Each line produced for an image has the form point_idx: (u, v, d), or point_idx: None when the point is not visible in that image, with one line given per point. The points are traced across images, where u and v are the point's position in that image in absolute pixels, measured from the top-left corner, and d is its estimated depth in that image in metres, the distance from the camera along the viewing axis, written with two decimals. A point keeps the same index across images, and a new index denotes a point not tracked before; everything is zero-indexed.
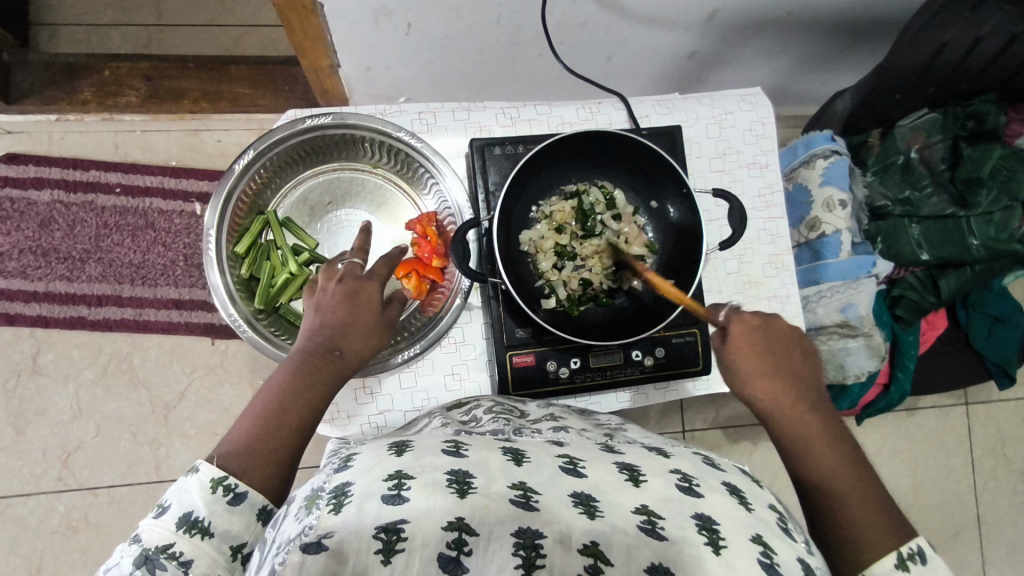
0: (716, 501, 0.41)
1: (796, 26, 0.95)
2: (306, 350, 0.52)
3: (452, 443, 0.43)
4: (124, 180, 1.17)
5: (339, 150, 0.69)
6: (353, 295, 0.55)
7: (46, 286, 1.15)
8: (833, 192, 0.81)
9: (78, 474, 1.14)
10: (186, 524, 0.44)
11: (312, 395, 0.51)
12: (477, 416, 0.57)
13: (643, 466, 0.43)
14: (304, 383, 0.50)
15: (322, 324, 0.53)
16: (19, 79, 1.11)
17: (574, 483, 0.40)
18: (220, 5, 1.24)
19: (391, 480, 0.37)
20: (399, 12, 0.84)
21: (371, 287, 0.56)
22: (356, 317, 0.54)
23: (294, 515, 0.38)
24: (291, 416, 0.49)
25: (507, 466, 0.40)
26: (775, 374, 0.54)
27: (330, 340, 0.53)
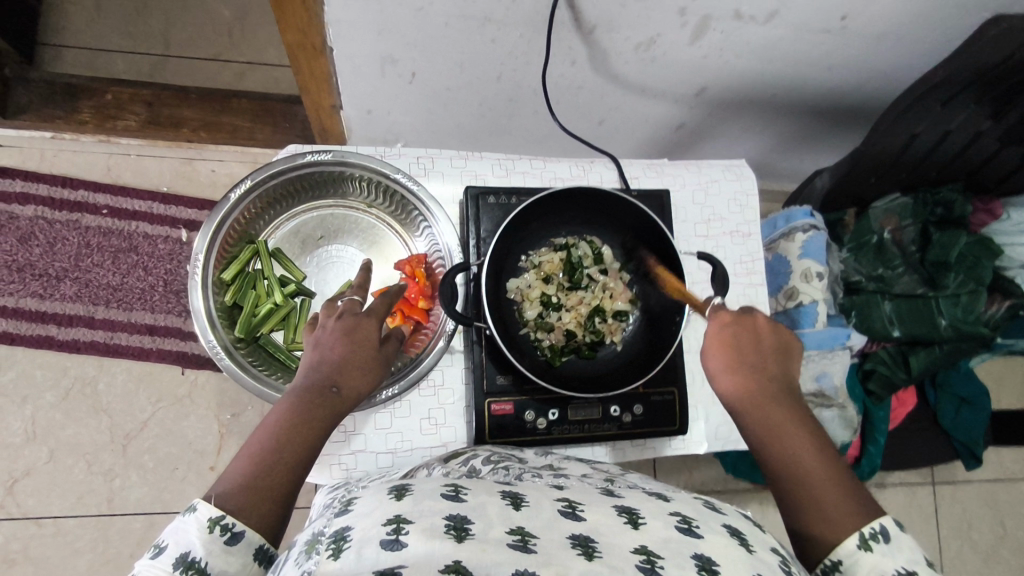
0: (716, 542, 0.40)
1: (778, 108, 1.00)
2: (305, 386, 0.51)
3: (452, 487, 0.43)
4: (111, 203, 1.17)
5: (336, 187, 0.70)
6: (353, 328, 0.55)
7: (17, 301, 1.12)
8: (811, 265, 0.84)
9: (22, 503, 1.09)
10: (183, 565, 0.44)
11: (307, 434, 0.50)
12: (476, 467, 0.56)
13: (642, 510, 0.43)
14: (302, 421, 0.49)
15: (321, 358, 0.53)
16: (19, 94, 1.12)
17: (571, 528, 0.40)
18: (228, 40, 1.26)
19: (391, 525, 0.37)
20: (405, 62, 0.88)
21: (369, 320, 0.56)
22: (356, 353, 0.54)
23: (291, 561, 0.39)
24: (285, 452, 0.48)
25: (507, 511, 0.40)
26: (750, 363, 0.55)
27: (328, 377, 0.52)
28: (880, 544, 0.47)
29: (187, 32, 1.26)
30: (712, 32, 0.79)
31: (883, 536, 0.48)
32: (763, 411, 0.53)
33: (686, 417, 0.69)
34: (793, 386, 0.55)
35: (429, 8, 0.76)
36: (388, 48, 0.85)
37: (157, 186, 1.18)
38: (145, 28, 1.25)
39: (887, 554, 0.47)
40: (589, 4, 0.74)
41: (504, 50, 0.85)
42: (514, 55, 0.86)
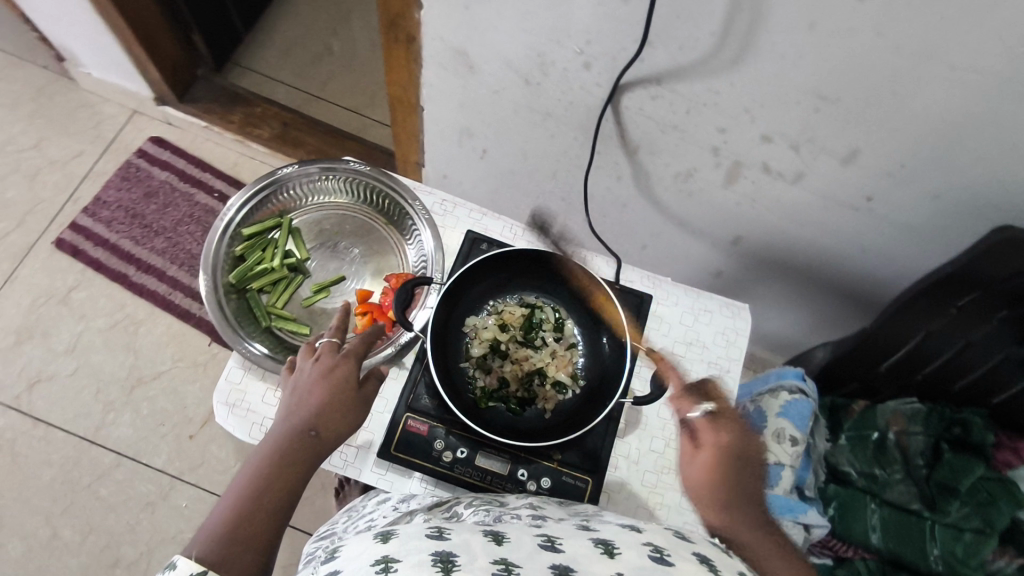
0: (686, 569, 0.41)
1: (813, 283, 1.01)
2: (285, 434, 0.56)
3: (436, 528, 0.46)
4: (222, 191, 1.39)
5: (366, 197, 0.80)
6: (330, 373, 0.61)
7: (117, 239, 1.34)
8: (786, 426, 0.81)
9: (34, 401, 1.22)
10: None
11: (288, 474, 0.55)
12: (458, 513, 0.59)
13: (618, 542, 0.44)
14: (281, 466, 0.55)
15: (302, 405, 0.58)
16: (198, 90, 1.41)
17: (551, 558, 0.41)
18: (370, 98, 1.49)
19: (379, 565, 0.40)
20: (478, 137, 1.01)
21: (346, 364, 0.62)
22: (334, 399, 0.59)
23: None
24: (266, 500, 0.53)
25: (490, 546, 0.43)
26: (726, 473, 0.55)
27: (308, 421, 0.58)
28: None
29: (342, 84, 1.50)
30: (743, 181, 0.85)
31: None
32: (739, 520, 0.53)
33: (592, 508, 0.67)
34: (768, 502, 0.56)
35: (503, 93, 0.89)
36: (467, 121, 0.99)
37: None
38: (312, 72, 1.50)
39: None
40: (634, 124, 0.84)
41: (559, 150, 0.96)
42: (568, 156, 0.96)
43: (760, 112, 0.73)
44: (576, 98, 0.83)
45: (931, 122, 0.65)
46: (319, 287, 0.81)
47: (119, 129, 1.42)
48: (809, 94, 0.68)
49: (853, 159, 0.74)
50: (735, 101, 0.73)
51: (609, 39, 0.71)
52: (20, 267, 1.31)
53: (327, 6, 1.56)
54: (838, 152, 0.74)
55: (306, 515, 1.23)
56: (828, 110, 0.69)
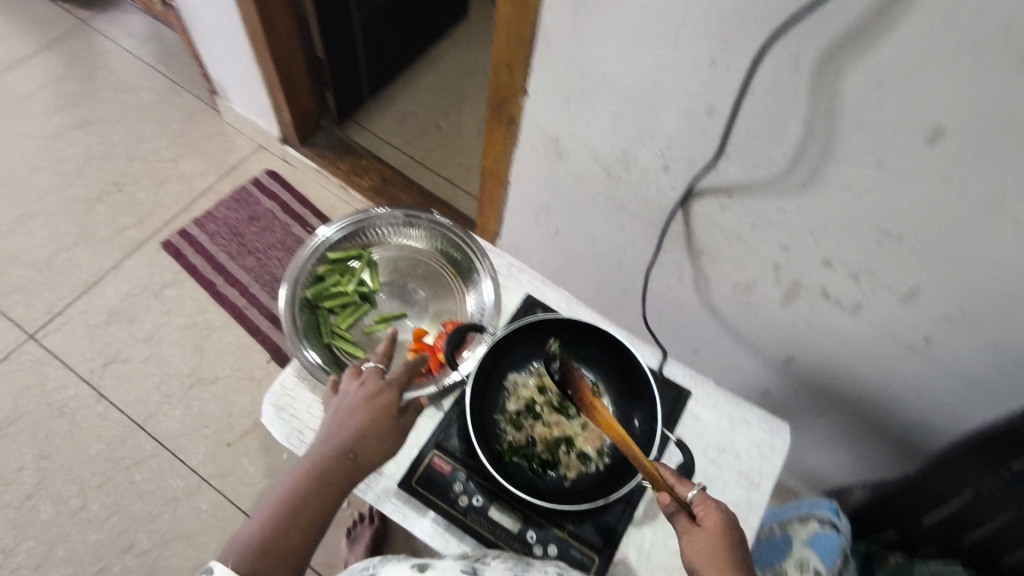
0: None
1: (864, 421, 0.98)
2: (323, 457, 0.61)
3: None
4: (316, 228, 1.53)
5: (442, 248, 0.87)
6: (372, 399, 0.66)
7: (215, 251, 1.48)
8: (811, 556, 0.76)
9: (103, 378, 1.33)
10: None
11: (324, 493, 0.59)
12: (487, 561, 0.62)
13: None
14: (316, 487, 0.59)
15: (344, 427, 0.63)
16: (319, 137, 1.58)
17: None
18: (465, 172, 1.62)
19: None
20: (554, 218, 1.09)
21: (389, 392, 0.67)
22: (372, 425, 0.64)
23: None
24: (300, 518, 0.57)
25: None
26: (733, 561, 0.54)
27: (347, 443, 0.62)
28: None
29: (443, 155, 1.64)
30: (801, 302, 0.87)
31: None
32: None
33: None
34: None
35: (584, 181, 0.96)
36: (547, 202, 1.07)
37: None
38: (420, 139, 1.66)
39: None
40: (702, 229, 0.88)
41: (627, 242, 1.01)
42: (635, 249, 1.02)
43: (823, 237, 0.76)
44: (651, 196, 0.90)
45: (993, 276, 0.66)
46: (381, 319, 0.88)
47: (243, 158, 1.61)
48: (872, 227, 0.71)
49: (913, 297, 0.75)
50: (800, 223, 0.77)
51: (688, 147, 0.78)
52: (128, 258, 1.46)
53: (446, 87, 1.75)
54: (898, 288, 0.75)
55: None
56: (890, 245, 0.71)
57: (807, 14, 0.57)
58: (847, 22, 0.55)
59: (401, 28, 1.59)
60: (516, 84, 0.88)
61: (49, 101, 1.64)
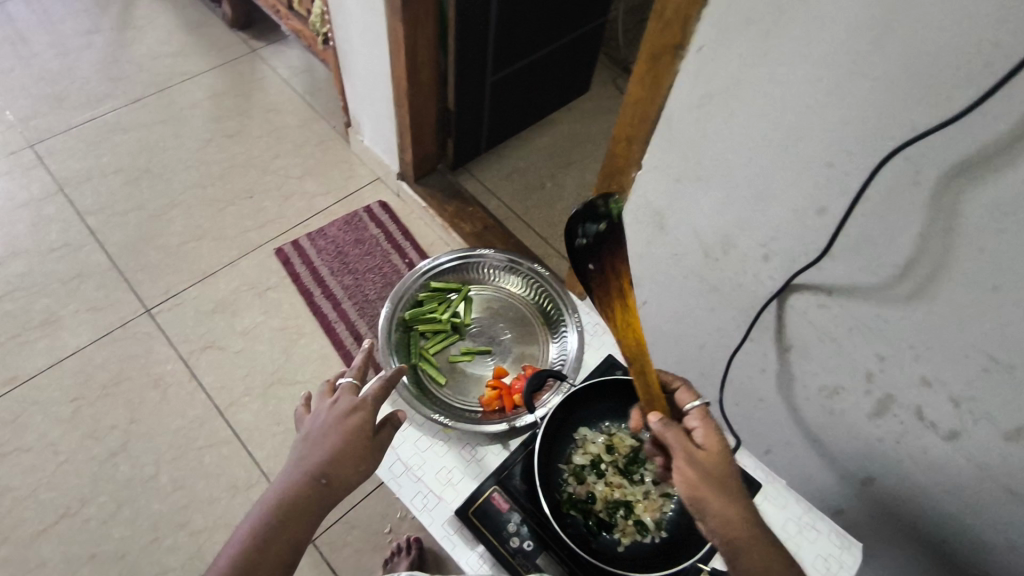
0: None
1: (947, 563, 0.91)
2: (295, 484, 0.64)
3: None
4: (413, 260, 1.62)
5: (535, 297, 0.92)
6: (346, 420, 0.69)
7: (320, 265, 1.59)
8: None
9: (199, 361, 1.44)
10: None
11: (297, 523, 0.63)
12: None
13: None
14: (291, 514, 0.63)
15: (314, 453, 0.66)
16: (433, 178, 1.70)
17: None
18: (562, 232, 1.68)
19: None
20: (645, 289, 1.11)
21: (363, 411, 0.69)
22: (345, 445, 0.67)
23: None
24: (275, 547, 0.61)
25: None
26: (724, 476, 0.60)
27: (317, 470, 0.65)
28: None
29: (543, 213, 1.71)
30: (891, 418, 0.84)
31: None
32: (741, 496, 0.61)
33: None
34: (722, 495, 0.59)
35: (681, 258, 0.99)
36: (640, 272, 1.09)
37: None
38: (524, 196, 1.75)
39: None
40: (794, 324, 0.88)
41: (714, 324, 1.02)
42: (722, 333, 1.02)
43: (923, 354, 0.74)
44: (747, 282, 0.91)
45: None
46: (467, 350, 0.93)
47: (362, 186, 1.75)
48: (979, 353, 0.69)
49: (1018, 436, 0.71)
50: (899, 335, 0.75)
51: (793, 241, 0.80)
52: (243, 258, 1.60)
53: (556, 152, 1.84)
54: (1002, 423, 0.71)
55: (348, 567, 1.24)
56: (998, 375, 0.68)
57: (936, 132, 0.58)
58: (976, 146, 0.56)
59: (526, 94, 1.71)
60: (631, 156, 0.93)
61: (210, 111, 1.87)
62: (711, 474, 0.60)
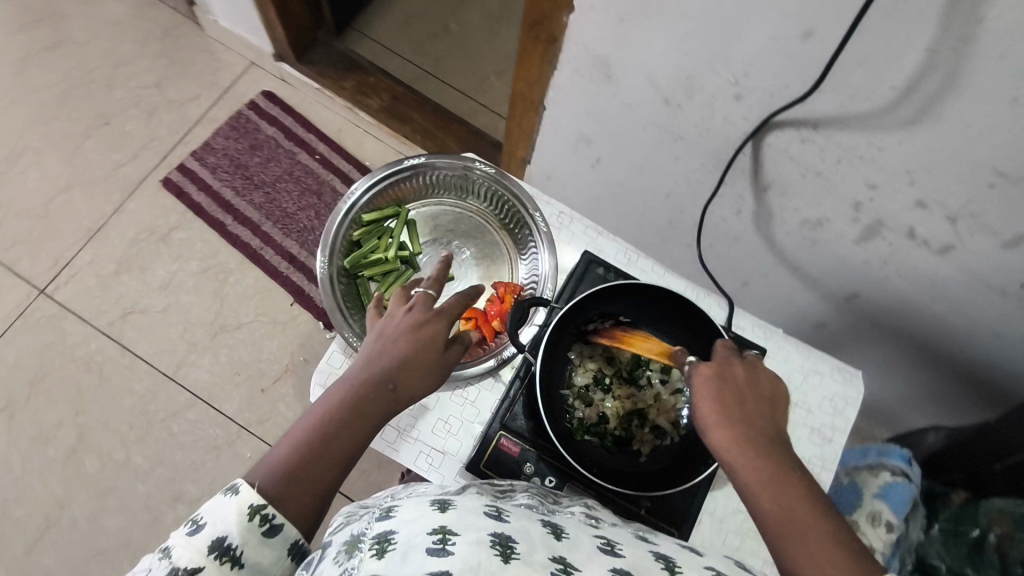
0: None
1: (930, 354, 0.94)
2: (363, 381, 0.57)
3: (495, 509, 0.49)
4: (324, 155, 1.41)
5: (484, 200, 0.80)
6: (417, 329, 0.62)
7: (220, 187, 1.37)
8: (884, 509, 0.77)
9: (124, 330, 1.28)
10: (218, 549, 0.48)
11: (361, 424, 0.56)
12: (512, 491, 0.60)
13: (678, 561, 0.47)
14: (353, 414, 0.56)
15: (384, 357, 0.59)
16: (315, 51, 1.42)
17: (614, 563, 0.44)
18: (480, 82, 1.47)
19: (437, 535, 0.43)
20: (597, 145, 0.97)
21: (435, 324, 0.63)
22: (415, 354, 0.60)
23: (332, 555, 0.46)
24: (331, 449, 0.54)
25: (549, 541, 0.46)
26: (755, 405, 0.53)
27: (387, 373, 0.58)
28: None
29: (454, 64, 1.48)
30: (879, 241, 0.80)
31: None
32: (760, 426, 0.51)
33: None
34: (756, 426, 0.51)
35: (636, 109, 0.84)
36: (587, 129, 0.94)
37: (363, 159, 1.42)
38: (428, 47, 1.49)
39: None
40: (772, 163, 0.78)
41: (681, 174, 0.91)
42: (689, 181, 0.92)
43: (921, 178, 0.67)
44: (716, 126, 0.78)
45: None
46: None
47: (235, 79, 1.45)
48: (985, 169, 0.62)
49: (1018, 244, 0.68)
50: (896, 163, 0.67)
51: (771, 74, 0.66)
52: (129, 200, 1.36)
53: None
54: (1004, 235, 0.67)
55: (359, 487, 1.24)
56: (1004, 190, 0.63)
57: None
58: None
59: None
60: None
61: (6, 22, 1.45)
62: (729, 395, 0.53)
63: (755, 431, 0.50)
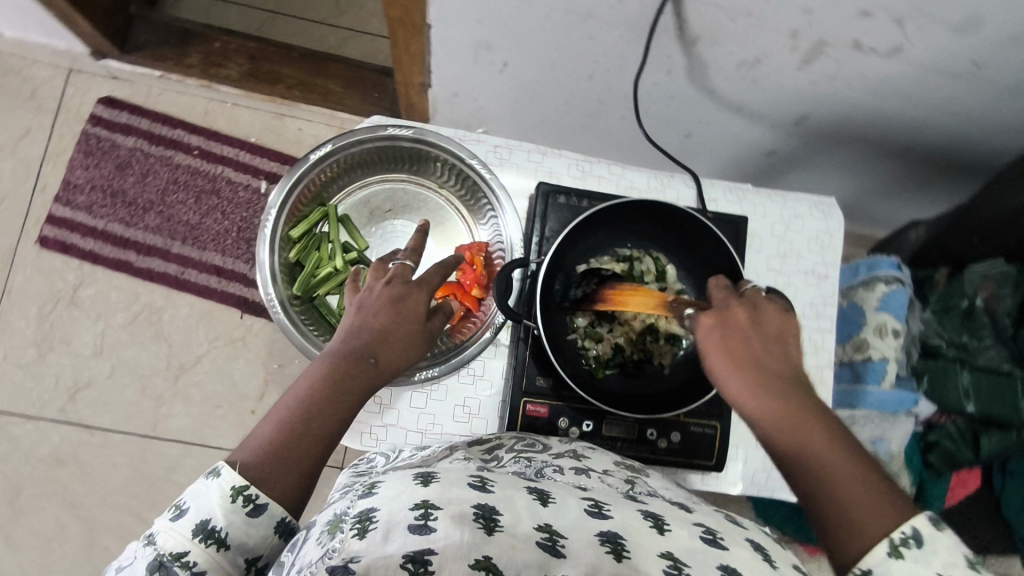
0: (740, 555, 0.40)
1: (884, 147, 0.94)
2: (344, 353, 0.51)
3: (478, 479, 0.43)
4: (200, 147, 1.24)
5: (413, 164, 0.74)
6: (397, 298, 0.55)
7: (105, 225, 1.21)
8: (888, 320, 0.85)
9: (80, 410, 1.18)
10: (203, 532, 0.44)
11: (343, 401, 0.49)
12: (498, 455, 0.56)
13: (667, 517, 0.44)
14: (336, 390, 0.49)
15: (362, 329, 0.53)
16: (137, 33, 1.22)
17: (600, 524, 0.40)
18: (336, 5, 1.30)
19: (419, 510, 0.36)
20: (499, 49, 0.86)
21: (417, 295, 0.56)
22: (397, 324, 0.54)
23: (314, 539, 0.38)
24: (314, 428, 0.47)
25: (535, 507, 0.40)
26: (758, 342, 0.50)
27: (368, 346, 0.52)
28: (909, 549, 0.41)
29: None
30: (823, 61, 0.75)
31: (914, 541, 0.41)
32: (762, 364, 0.49)
33: (726, 453, 0.68)
34: (763, 364, 0.50)
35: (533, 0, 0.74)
36: (486, 35, 0.83)
37: (247, 136, 1.25)
38: None
39: (920, 561, 0.40)
40: (697, 15, 0.71)
41: (599, 54, 0.83)
42: (610, 56, 0.83)
43: None
44: None
45: None
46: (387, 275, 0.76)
47: (59, 96, 1.23)
48: None
49: (967, 25, 0.64)
50: None
51: None
52: (12, 276, 1.19)
53: None
54: (953, 20, 0.64)
55: None
56: None
57: None
58: None
59: None
60: None
61: None
62: (734, 336, 0.51)
63: (760, 371, 0.49)
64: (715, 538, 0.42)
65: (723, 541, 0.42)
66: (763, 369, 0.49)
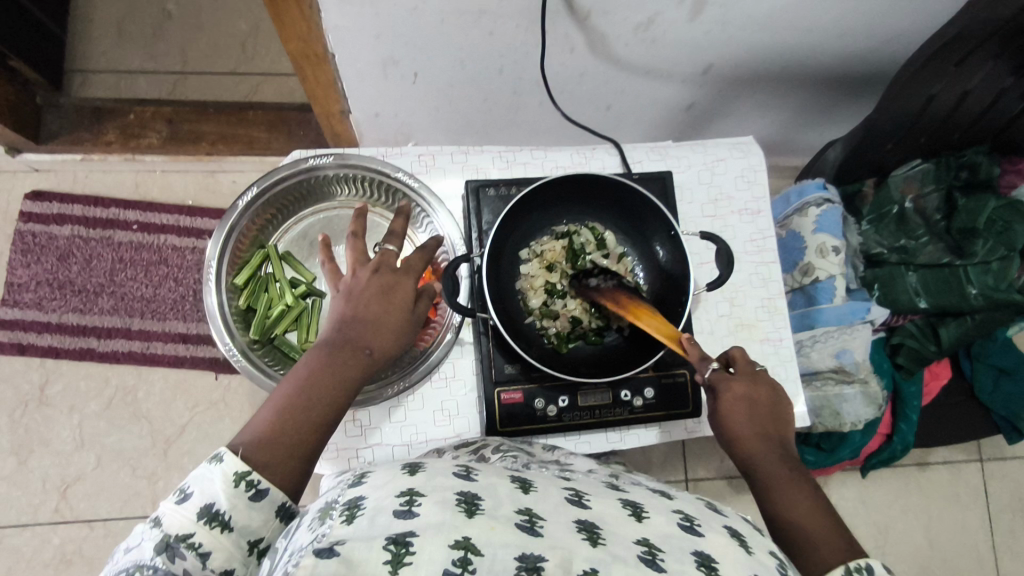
0: (715, 540, 0.44)
1: (792, 78, 0.98)
2: (340, 343, 0.53)
3: (463, 467, 0.46)
4: (139, 220, 1.23)
5: (341, 188, 0.75)
6: (386, 287, 0.56)
7: (59, 317, 1.20)
8: (826, 239, 0.89)
9: (75, 506, 1.16)
10: (207, 515, 0.46)
11: (338, 389, 0.52)
12: (484, 455, 0.60)
13: (645, 505, 0.48)
14: (331, 380, 0.52)
15: (354, 319, 0.54)
16: (51, 121, 1.21)
17: (578, 514, 0.43)
18: (242, 53, 1.30)
19: (403, 496, 0.40)
20: (406, 63, 0.88)
21: (405, 282, 0.57)
22: (387, 314, 0.55)
23: (307, 525, 0.41)
24: (310, 416, 0.51)
25: (517, 494, 0.44)
26: (765, 417, 0.58)
27: (362, 337, 0.54)
28: None
29: (202, 50, 1.30)
30: (711, 9, 0.78)
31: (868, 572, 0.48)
32: (767, 433, 0.58)
33: (701, 396, 0.70)
34: (768, 434, 0.58)
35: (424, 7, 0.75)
36: (388, 51, 0.84)
37: (183, 200, 1.25)
38: (162, 48, 1.29)
39: None
40: None
41: (501, 46, 0.85)
42: (513, 46, 0.85)
43: None
44: None
45: None
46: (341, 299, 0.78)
47: None
48: None
49: None
50: None
51: None
52: None
53: None
54: None
55: None
56: None
57: None
58: None
59: None
60: None
61: None
62: (748, 410, 0.58)
63: (763, 440, 0.57)
64: (692, 525, 0.46)
65: (699, 527, 0.46)
66: (768, 440, 0.57)
